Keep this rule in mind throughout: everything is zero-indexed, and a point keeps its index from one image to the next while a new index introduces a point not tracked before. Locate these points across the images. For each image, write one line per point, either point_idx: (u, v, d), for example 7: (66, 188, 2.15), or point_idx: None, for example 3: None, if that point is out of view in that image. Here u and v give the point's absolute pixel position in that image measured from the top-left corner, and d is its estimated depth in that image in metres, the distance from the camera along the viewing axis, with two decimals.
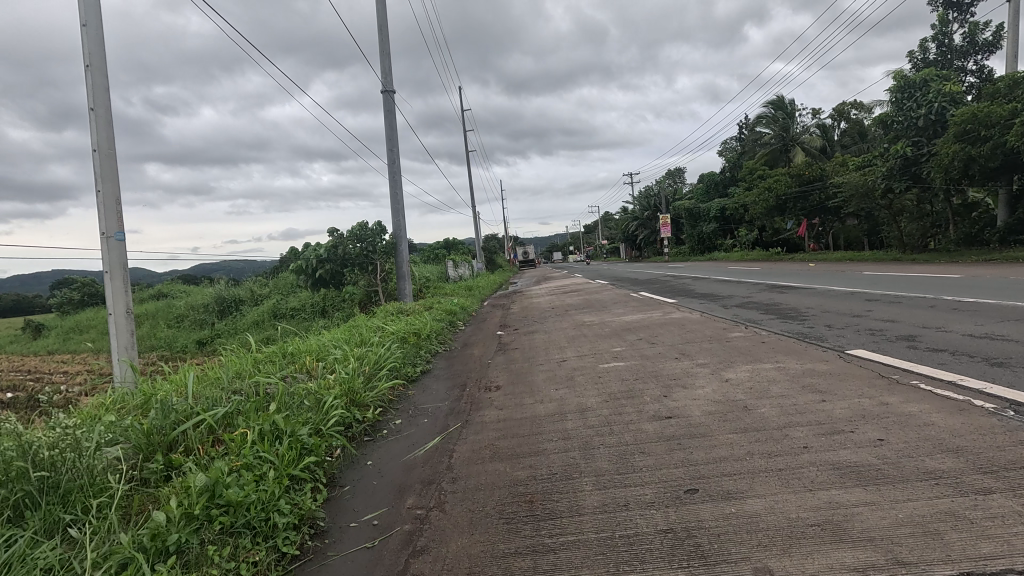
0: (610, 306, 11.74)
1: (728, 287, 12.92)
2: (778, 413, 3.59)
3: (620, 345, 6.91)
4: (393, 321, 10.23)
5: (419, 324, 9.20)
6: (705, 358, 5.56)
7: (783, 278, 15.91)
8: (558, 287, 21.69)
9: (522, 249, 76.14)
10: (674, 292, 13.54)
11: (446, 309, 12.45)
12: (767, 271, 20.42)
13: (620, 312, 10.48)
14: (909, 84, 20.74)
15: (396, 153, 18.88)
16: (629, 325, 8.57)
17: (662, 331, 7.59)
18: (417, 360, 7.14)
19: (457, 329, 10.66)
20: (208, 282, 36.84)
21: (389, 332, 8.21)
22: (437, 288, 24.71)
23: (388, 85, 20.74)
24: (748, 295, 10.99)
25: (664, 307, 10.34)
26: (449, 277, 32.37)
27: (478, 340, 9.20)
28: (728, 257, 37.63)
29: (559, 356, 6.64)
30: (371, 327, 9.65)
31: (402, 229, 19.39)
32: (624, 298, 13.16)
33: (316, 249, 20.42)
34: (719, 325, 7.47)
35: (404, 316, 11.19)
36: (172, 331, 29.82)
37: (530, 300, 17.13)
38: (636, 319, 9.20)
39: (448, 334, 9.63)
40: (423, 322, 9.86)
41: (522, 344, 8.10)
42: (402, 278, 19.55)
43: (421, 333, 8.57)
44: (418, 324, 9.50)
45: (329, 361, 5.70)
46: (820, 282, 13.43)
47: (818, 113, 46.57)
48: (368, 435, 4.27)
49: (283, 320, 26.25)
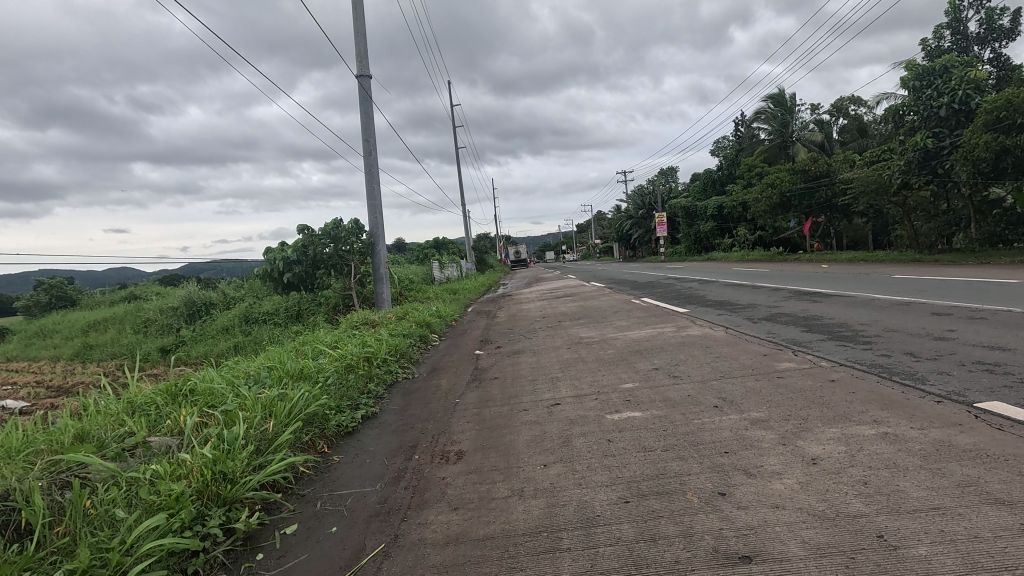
0: (612, 317, 10.00)
1: (745, 294, 11.25)
2: (964, 569, 1.89)
3: (632, 380, 5.18)
4: (348, 338, 8.43)
5: (376, 344, 7.40)
6: (761, 410, 3.84)
7: (800, 282, 14.28)
8: (551, 291, 19.95)
9: (514, 248, 74.50)
10: (682, 298, 11.90)
11: (420, 319, 10.68)
12: (778, 272, 18.88)
13: (626, 325, 8.78)
14: (927, 71, 19.22)
15: (373, 144, 17.11)
16: (640, 346, 6.85)
17: (684, 358, 5.85)
18: (360, 400, 5.34)
19: (428, 347, 8.93)
20: (180, 284, 34.79)
21: (331, 357, 6.42)
22: (419, 291, 22.97)
23: (365, 69, 18.98)
24: (772, 304, 9.32)
25: (676, 319, 8.66)
26: (435, 278, 30.58)
27: (449, 363, 7.40)
28: (728, 257, 36.19)
29: (551, 396, 4.93)
30: (320, 347, 7.87)
31: (379, 228, 17.59)
32: (626, 306, 11.42)
33: (283, 250, 18.47)
34: (757, 351, 5.77)
35: (366, 331, 9.38)
36: (136, 338, 27.80)
37: (519, 306, 15.47)
38: (647, 337, 7.47)
39: (415, 356, 7.88)
40: (384, 339, 8.06)
41: (503, 373, 6.33)
42: (379, 281, 17.80)
43: (376, 355, 6.80)
44: (374, 342, 7.70)
45: (216, 416, 3.93)
46: (847, 286, 11.84)
47: (817, 108, 45.22)
48: (225, 568, 2.55)
49: (255, 325, 24.37)
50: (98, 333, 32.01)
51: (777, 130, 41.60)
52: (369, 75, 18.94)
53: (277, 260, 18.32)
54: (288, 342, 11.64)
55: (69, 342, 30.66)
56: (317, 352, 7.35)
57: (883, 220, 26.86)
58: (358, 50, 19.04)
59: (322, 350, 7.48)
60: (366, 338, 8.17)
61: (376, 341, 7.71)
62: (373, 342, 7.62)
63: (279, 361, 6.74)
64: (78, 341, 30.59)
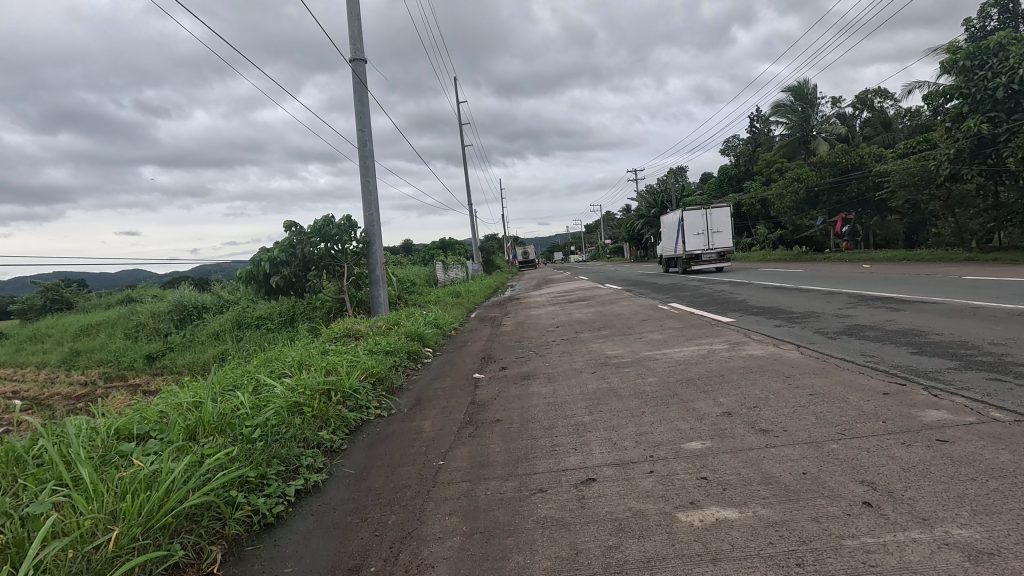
0: (640, 328, 8.34)
1: (794, 299, 9.53)
2: None
3: (699, 437, 3.49)
4: (317, 356, 6.81)
5: (345, 368, 5.75)
6: (962, 526, 2.15)
7: (848, 283, 12.63)
8: (562, 294, 18.30)
9: (522, 248, 72.92)
10: (718, 304, 10.21)
11: (411, 329, 9.04)
12: (814, 273, 17.16)
13: (661, 340, 7.11)
14: (980, 49, 17.36)
15: (368, 133, 15.70)
16: (690, 374, 5.16)
17: (763, 397, 4.14)
18: (300, 461, 3.68)
19: (416, 367, 7.31)
20: (174, 287, 33.42)
21: (276, 392, 4.77)
22: (420, 294, 21.41)
23: (358, 54, 17.45)
24: (838, 313, 7.60)
25: (724, 333, 6.94)
26: (439, 280, 29.01)
27: (440, 393, 5.74)
28: (748, 257, 34.43)
29: (579, 463, 3.28)
30: (276, 370, 6.23)
31: (374, 226, 16.09)
32: (653, 314, 9.72)
33: (268, 251, 16.84)
34: (868, 386, 4.06)
35: (345, 346, 7.78)
36: (124, 343, 26.47)
37: (528, 311, 13.86)
38: (694, 359, 5.80)
39: (399, 381, 6.26)
40: (358, 358, 6.42)
41: (509, 412, 4.68)
42: (376, 284, 16.36)
43: (342, 385, 5.17)
44: (345, 363, 6.06)
45: (9, 529, 2.30)
46: (913, 289, 10.14)
47: (838, 102, 43.38)
48: None
49: (246, 331, 22.89)
50: (87, 338, 30.69)
51: (797, 124, 39.78)
52: (363, 59, 17.42)
53: (262, 263, 16.65)
54: (259, 356, 10.04)
55: (57, 347, 29.36)
56: (269, 378, 5.73)
57: (921, 217, 25.10)
58: (351, 32, 17.52)
59: (276, 374, 5.86)
60: (339, 358, 6.54)
61: (347, 362, 6.08)
62: (342, 364, 5.98)
63: (213, 391, 5.11)
64: (66, 347, 29.24)
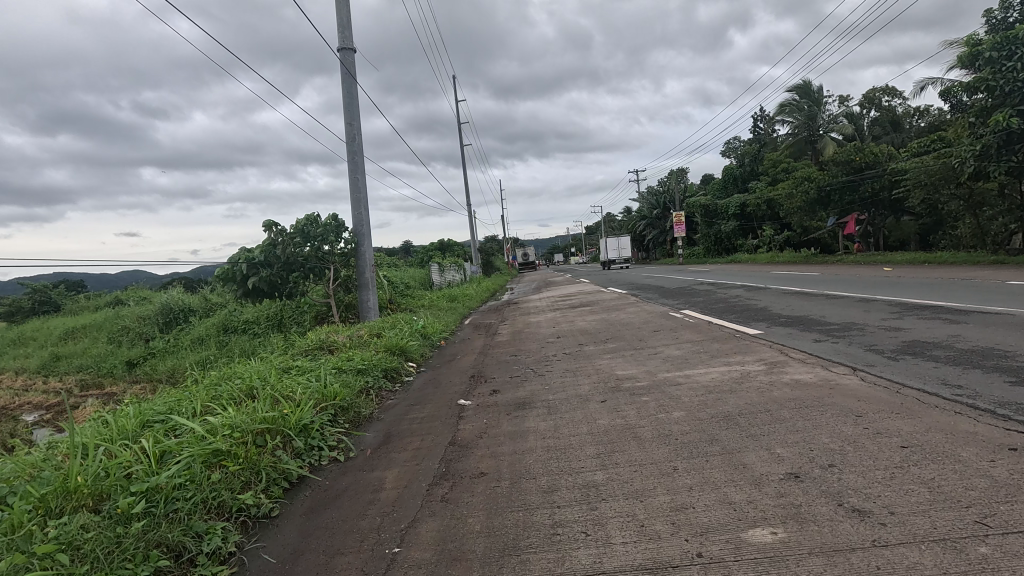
0: (654, 341, 7.26)
1: (826, 307, 8.43)
2: None
3: (766, 519, 2.42)
4: (272, 377, 5.75)
5: (296, 398, 4.69)
6: None
7: (874, 288, 11.59)
8: (563, 298, 17.28)
9: (523, 249, 71.70)
10: (738, 313, 9.17)
11: (391, 340, 7.97)
12: (831, 276, 16.07)
13: (680, 358, 6.05)
14: (1008, 39, 16.29)
15: (356, 128, 15.37)
16: (727, 408, 4.09)
17: (836, 448, 3.10)
18: (200, 547, 2.62)
19: (394, 388, 6.24)
20: (161, 289, 32.39)
21: (195, 435, 3.69)
22: (413, 297, 20.41)
23: (347, 42, 16.44)
24: (887, 325, 6.52)
25: (755, 351, 5.90)
26: (435, 282, 28.00)
27: (413, 428, 4.69)
28: (756, 259, 33.27)
29: (594, 568, 2.23)
30: (216, 399, 5.15)
31: (363, 225, 15.28)
32: (665, 323, 8.68)
33: (247, 251, 15.79)
34: (979, 436, 3.00)
35: (310, 363, 6.71)
36: (107, 348, 25.46)
37: (525, 317, 12.83)
38: (726, 385, 4.73)
39: (368, 409, 5.20)
40: (317, 382, 5.35)
41: (498, 461, 3.63)
42: (365, 288, 15.55)
43: (286, 421, 4.10)
44: (299, 389, 4.99)
45: None
46: (954, 296, 9.10)
47: (845, 101, 42.36)
48: None
49: (231, 337, 21.87)
50: (71, 342, 29.58)
51: (803, 123, 38.75)
52: (352, 48, 16.43)
53: (240, 263, 15.56)
54: (218, 371, 8.91)
55: (38, 351, 28.23)
56: (202, 411, 4.66)
57: (938, 218, 24.06)
58: (339, 19, 16.52)
59: (213, 405, 4.80)
60: (296, 381, 5.49)
61: (300, 388, 5.01)
62: (295, 392, 4.91)
63: (119, 430, 4.03)
64: (47, 351, 28.16)
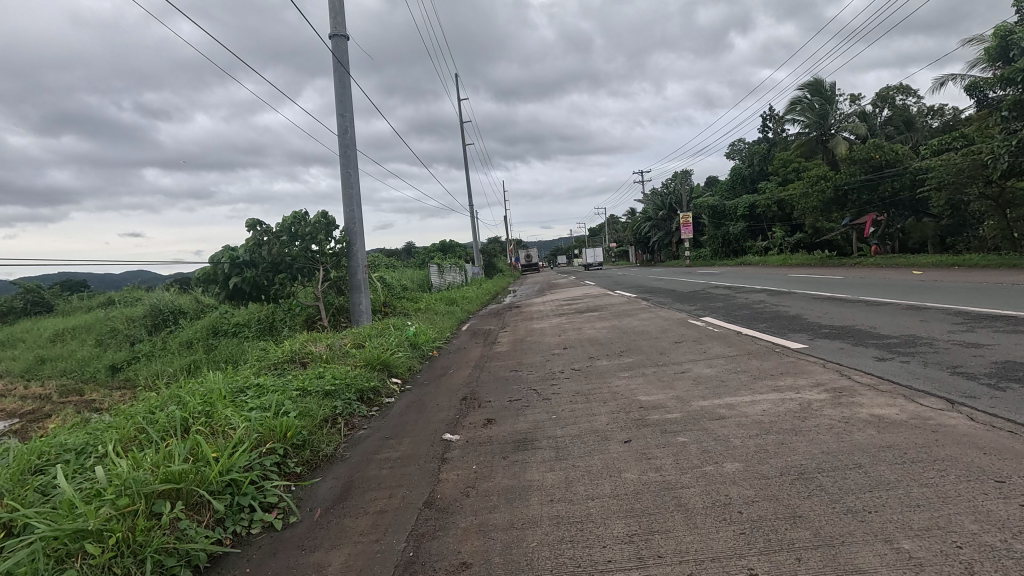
0: (680, 358, 6.15)
1: (872, 316, 7.34)
2: None
3: None
4: (216, 404, 4.71)
5: (231, 436, 3.66)
6: None
7: (911, 294, 10.48)
8: (567, 302, 16.24)
9: (525, 251, 70.42)
10: (768, 321, 8.09)
11: (371, 354, 6.88)
12: (855, 279, 14.98)
13: (716, 382, 4.94)
14: None
15: (348, 119, 14.42)
16: (801, 461, 3.01)
17: (999, 544, 2.05)
18: None
19: (369, 414, 5.18)
20: (153, 289, 31.43)
21: (64, 502, 2.66)
22: (410, 300, 19.40)
23: (338, 28, 15.43)
24: (961, 340, 5.42)
25: (807, 373, 4.83)
26: (433, 284, 26.98)
27: (380, 476, 3.63)
28: (767, 261, 32.17)
29: None
30: (137, 434, 4.11)
31: (354, 223, 14.30)
32: (688, 333, 7.61)
33: (230, 250, 14.84)
34: None
35: (272, 383, 5.66)
36: (93, 350, 24.49)
37: (527, 324, 11.77)
38: (787, 423, 3.65)
39: (330, 447, 4.15)
40: (265, 412, 4.29)
41: (485, 541, 2.59)
42: (356, 290, 14.57)
43: (204, 475, 3.05)
44: (238, 424, 3.93)
45: None
46: (1010, 303, 8.03)
47: (856, 99, 41.28)
48: None
49: (220, 340, 20.91)
50: (57, 344, 28.60)
51: (814, 122, 37.65)
52: (344, 36, 15.42)
53: (222, 264, 14.60)
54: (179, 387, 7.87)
55: (23, 353, 27.25)
56: (106, 456, 3.62)
57: (961, 220, 23.00)
58: (331, 5, 15.48)
59: (125, 448, 3.76)
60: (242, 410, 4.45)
61: (241, 421, 3.96)
62: (232, 429, 3.86)
63: None
64: (31, 353, 27.12)
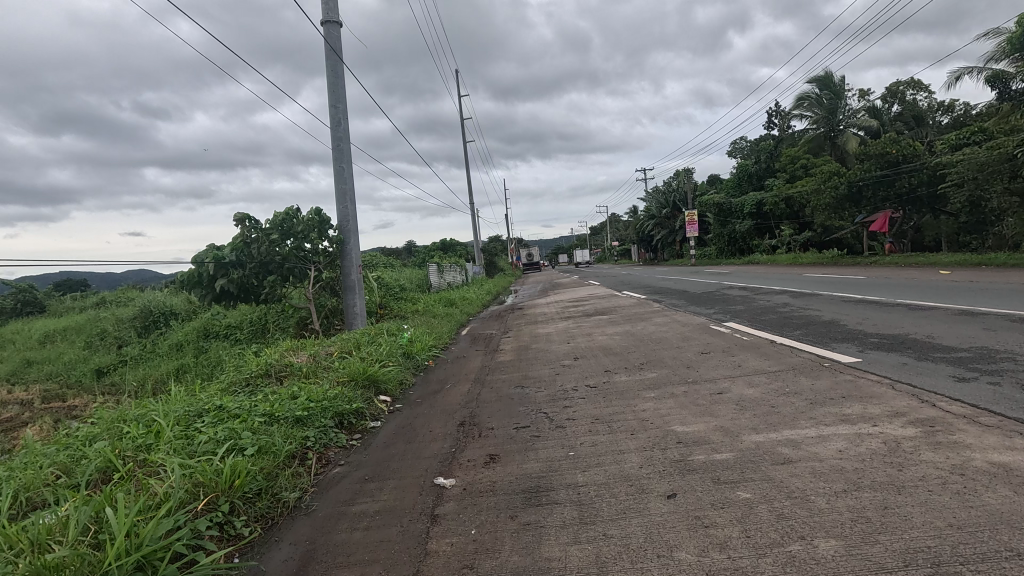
0: (713, 374, 5.29)
1: (924, 323, 6.51)
2: None
3: None
4: (160, 438, 3.89)
5: (153, 493, 2.85)
6: None
7: (950, 296, 9.60)
8: (574, 303, 15.41)
9: (526, 249, 69.50)
10: (803, 328, 7.24)
11: (355, 367, 6.03)
12: (877, 280, 14.12)
13: (766, 409, 4.08)
14: None
15: (341, 110, 13.60)
16: (927, 544, 2.16)
17: None
18: None
19: (349, 446, 4.34)
20: (145, 290, 30.53)
21: None
22: (408, 301, 18.55)
23: (331, 14, 14.59)
24: None
25: (876, 397, 4.00)
26: (433, 284, 26.12)
27: (347, 543, 2.78)
28: (775, 260, 31.33)
29: None
30: (50, 482, 3.31)
31: (348, 220, 13.46)
32: (715, 342, 6.77)
33: (216, 249, 13.97)
34: None
35: (236, 405, 4.83)
36: (81, 353, 23.62)
37: (532, 328, 10.92)
38: (879, 474, 2.80)
39: (290, 495, 3.30)
40: (211, 452, 3.47)
41: None
42: (350, 292, 13.72)
43: (96, 561, 2.25)
44: (169, 472, 3.11)
45: None
46: None
47: (865, 94, 40.34)
48: None
49: (211, 343, 20.09)
50: (46, 346, 27.73)
51: (823, 117, 36.74)
52: (337, 22, 14.57)
53: (206, 263, 13.69)
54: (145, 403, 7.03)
55: (11, 354, 26.49)
56: None
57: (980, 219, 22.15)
58: None
59: (25, 508, 2.96)
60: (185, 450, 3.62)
61: (174, 468, 3.15)
62: (160, 480, 3.04)
63: None
64: (19, 355, 26.22)
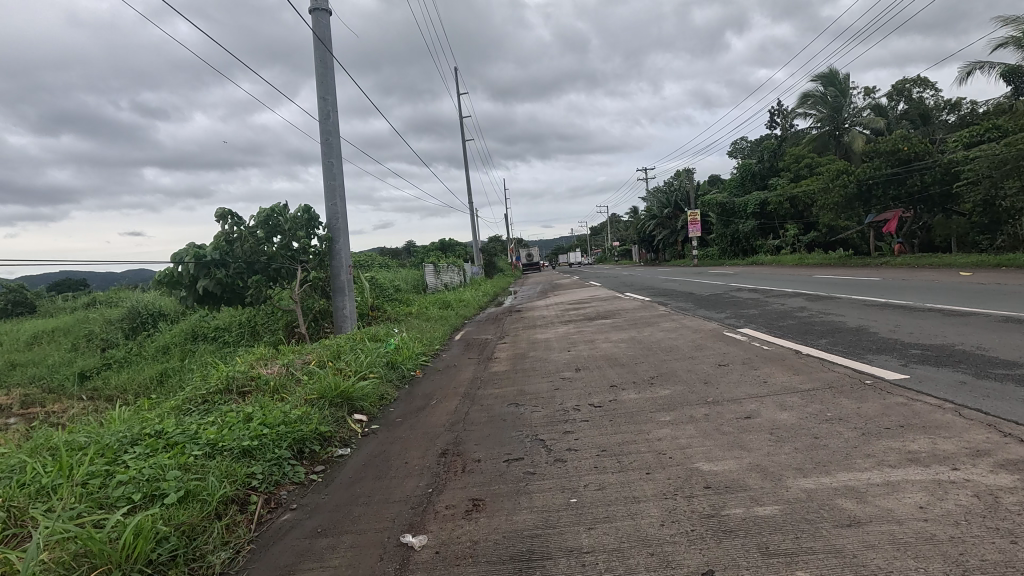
0: (736, 393, 4.57)
1: (967, 333, 5.81)
2: None
3: None
4: (69, 477, 3.20)
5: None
6: None
7: (980, 301, 8.88)
8: (574, 305, 14.72)
9: (525, 250, 68.79)
10: (829, 337, 6.52)
11: (325, 382, 5.29)
12: (894, 282, 13.41)
13: (808, 440, 3.37)
14: None
15: (330, 103, 12.92)
16: None
17: None
18: None
19: (307, 482, 3.62)
20: (135, 290, 29.78)
21: None
22: (401, 302, 17.87)
23: (320, 2, 13.87)
24: None
25: (942, 430, 3.28)
26: (429, 284, 25.43)
27: None
28: (780, 261, 30.64)
29: None
30: None
31: (337, 218, 12.78)
32: (732, 353, 6.06)
33: (198, 247, 13.15)
34: None
35: (179, 429, 4.11)
36: (66, 355, 22.92)
37: (530, 333, 10.22)
38: (987, 548, 2.08)
39: (215, 558, 2.60)
40: (116, 505, 2.76)
41: None
42: (340, 293, 13.02)
43: None
44: (50, 537, 2.42)
45: None
46: None
47: (870, 92, 39.64)
48: None
49: (199, 345, 19.41)
50: (33, 348, 27.00)
51: (828, 115, 36.03)
52: (327, 10, 13.86)
53: (186, 262, 12.74)
54: (94, 421, 6.27)
55: None
56: None
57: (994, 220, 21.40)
58: None
59: None
60: (91, 500, 2.92)
61: (60, 531, 2.45)
62: (33, 550, 2.34)
63: None
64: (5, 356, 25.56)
